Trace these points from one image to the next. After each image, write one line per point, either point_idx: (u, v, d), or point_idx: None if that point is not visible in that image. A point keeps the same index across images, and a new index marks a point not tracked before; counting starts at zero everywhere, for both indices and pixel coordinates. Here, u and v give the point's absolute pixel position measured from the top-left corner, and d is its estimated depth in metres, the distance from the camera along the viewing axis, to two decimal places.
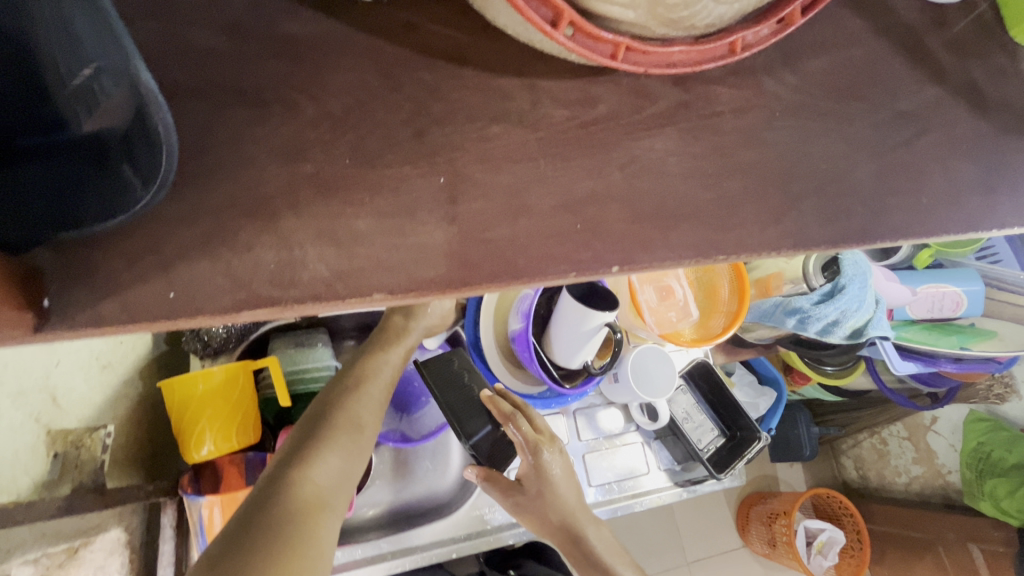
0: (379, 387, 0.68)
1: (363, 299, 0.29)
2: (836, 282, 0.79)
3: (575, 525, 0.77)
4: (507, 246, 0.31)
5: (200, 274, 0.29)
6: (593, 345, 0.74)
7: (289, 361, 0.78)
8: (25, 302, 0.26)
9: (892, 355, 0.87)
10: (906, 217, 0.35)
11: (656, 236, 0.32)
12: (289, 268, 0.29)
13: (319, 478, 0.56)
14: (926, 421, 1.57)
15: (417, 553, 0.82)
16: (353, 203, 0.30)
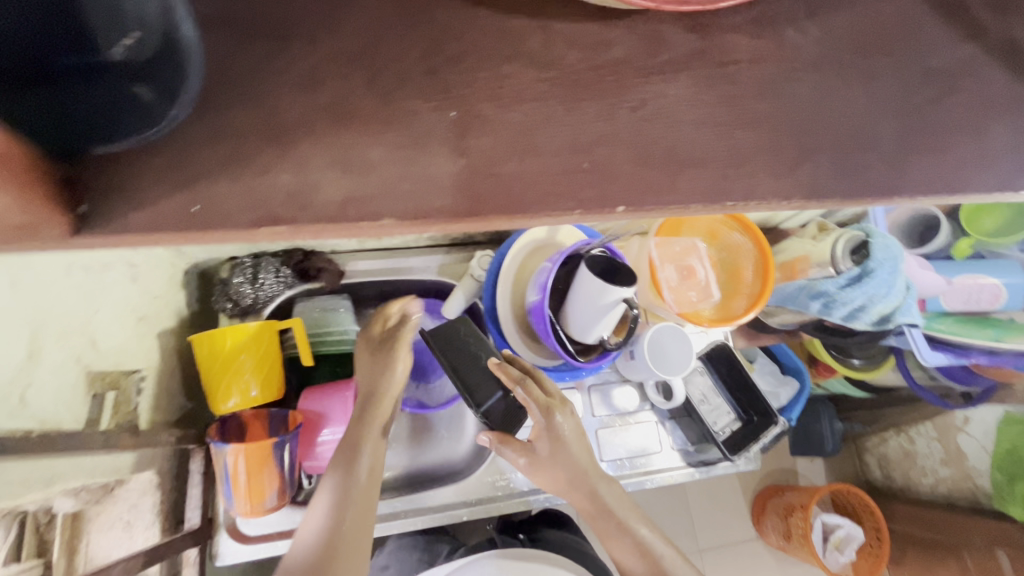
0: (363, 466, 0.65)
1: (372, 225, 0.30)
2: (864, 266, 0.77)
3: (599, 502, 0.74)
4: (515, 182, 0.31)
5: (220, 191, 0.30)
6: (612, 319, 0.76)
7: (313, 324, 0.83)
8: (63, 209, 0.28)
9: (922, 343, 0.84)
10: (926, 176, 0.34)
11: (666, 179, 0.32)
12: (301, 193, 0.30)
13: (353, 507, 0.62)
14: (957, 422, 1.51)
15: (427, 514, 0.85)
16: (364, 133, 0.31)
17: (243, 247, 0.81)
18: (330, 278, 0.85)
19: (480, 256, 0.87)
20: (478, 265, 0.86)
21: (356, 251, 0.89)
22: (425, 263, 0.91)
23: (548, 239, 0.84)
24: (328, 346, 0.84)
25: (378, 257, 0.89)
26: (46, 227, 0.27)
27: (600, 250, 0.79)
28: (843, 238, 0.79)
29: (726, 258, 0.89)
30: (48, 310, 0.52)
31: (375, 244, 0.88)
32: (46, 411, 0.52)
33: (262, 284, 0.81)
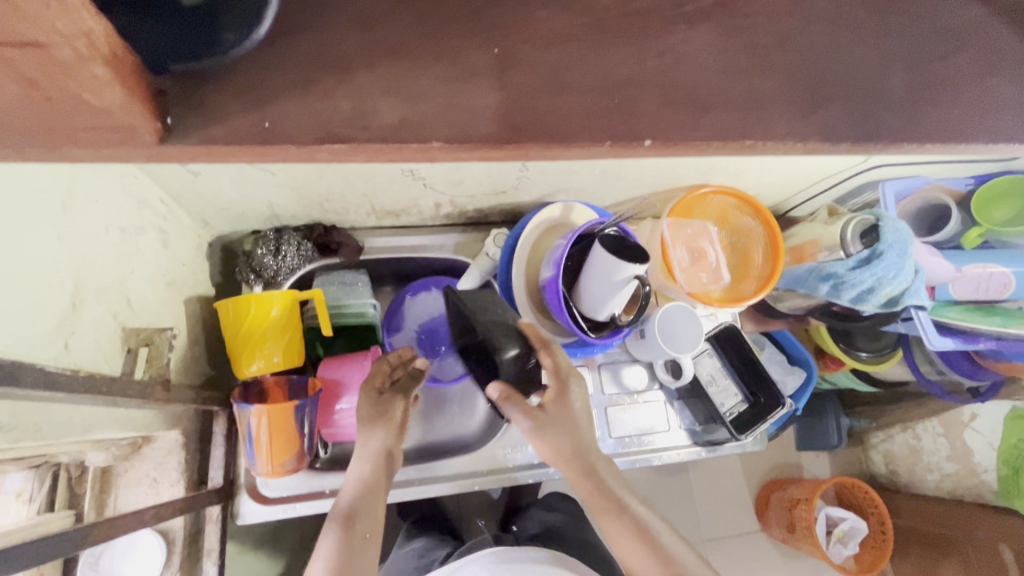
0: (365, 513, 0.65)
1: (423, 143, 0.42)
2: (873, 249, 0.78)
3: (611, 490, 0.75)
4: (550, 115, 0.43)
5: (289, 110, 0.41)
6: (624, 296, 0.78)
7: (331, 297, 0.86)
8: (156, 120, 0.39)
9: (930, 327, 0.85)
10: (857, 123, 0.46)
11: (689, 118, 0.44)
12: (362, 113, 0.41)
13: (364, 513, 0.66)
14: (964, 418, 1.52)
15: (440, 482, 0.87)
16: (420, 66, 0.42)
17: (268, 221, 0.84)
18: (350, 253, 0.88)
19: (496, 234, 0.88)
20: (493, 244, 0.87)
21: (375, 229, 0.91)
22: (441, 242, 0.93)
23: (561, 217, 0.85)
24: (347, 318, 0.86)
25: (397, 235, 0.92)
26: (143, 129, 0.38)
27: (613, 230, 0.80)
28: (851, 222, 0.80)
29: (737, 241, 0.92)
30: (87, 265, 0.55)
31: (395, 222, 0.91)
32: (84, 358, 0.55)
33: (284, 257, 0.84)
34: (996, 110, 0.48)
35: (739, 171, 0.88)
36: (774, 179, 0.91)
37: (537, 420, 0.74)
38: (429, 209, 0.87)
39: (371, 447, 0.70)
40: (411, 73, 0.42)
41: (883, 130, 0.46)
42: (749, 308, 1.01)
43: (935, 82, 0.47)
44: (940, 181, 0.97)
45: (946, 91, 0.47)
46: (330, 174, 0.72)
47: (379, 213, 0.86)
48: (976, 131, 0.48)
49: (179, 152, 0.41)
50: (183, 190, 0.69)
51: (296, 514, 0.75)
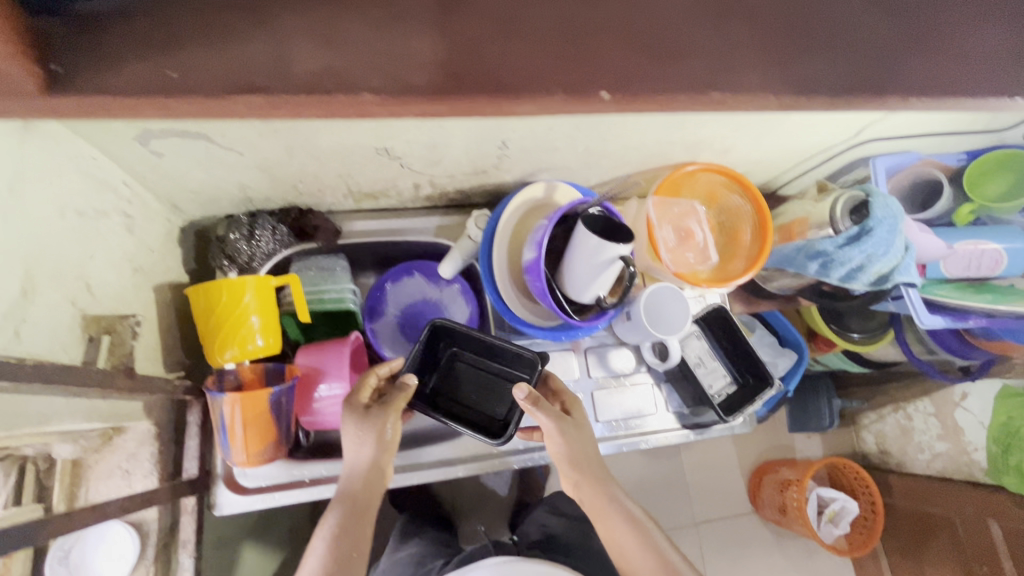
0: (354, 527, 0.67)
1: (353, 95, 0.43)
2: (863, 226, 0.76)
3: (615, 499, 0.76)
4: (496, 60, 0.44)
5: (199, 59, 0.43)
6: (608, 277, 0.77)
7: (309, 283, 0.83)
8: (40, 68, 0.40)
9: (920, 304, 0.84)
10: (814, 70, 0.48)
11: (655, 67, 0.46)
12: (280, 60, 0.43)
13: (353, 525, 0.67)
14: (956, 397, 1.53)
15: (425, 469, 0.85)
16: (348, 11, 0.44)
17: (241, 205, 0.81)
18: (328, 236, 0.85)
19: (476, 215, 0.83)
20: (473, 224, 0.83)
21: (355, 212, 0.89)
22: (422, 226, 0.91)
23: (545, 197, 0.82)
24: (326, 305, 0.84)
25: (377, 218, 0.90)
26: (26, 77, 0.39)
27: (597, 209, 0.78)
28: (841, 198, 0.78)
29: (724, 220, 0.90)
30: (40, 250, 0.53)
31: (374, 206, 0.88)
32: (41, 346, 0.53)
33: (259, 242, 0.81)
34: (948, 81, 0.49)
35: (728, 147, 0.85)
36: (764, 155, 0.89)
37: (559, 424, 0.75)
38: (408, 190, 0.84)
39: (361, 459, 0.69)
40: (356, 23, 0.44)
41: (839, 79, 0.48)
42: (739, 288, 0.99)
43: (888, 56, 0.48)
44: (933, 156, 0.94)
45: (903, 37, 0.49)
46: (301, 154, 0.70)
47: (357, 195, 0.84)
48: (930, 97, 0.49)
49: (112, 100, 0.42)
50: (149, 172, 0.67)
51: (275, 504, 0.74)
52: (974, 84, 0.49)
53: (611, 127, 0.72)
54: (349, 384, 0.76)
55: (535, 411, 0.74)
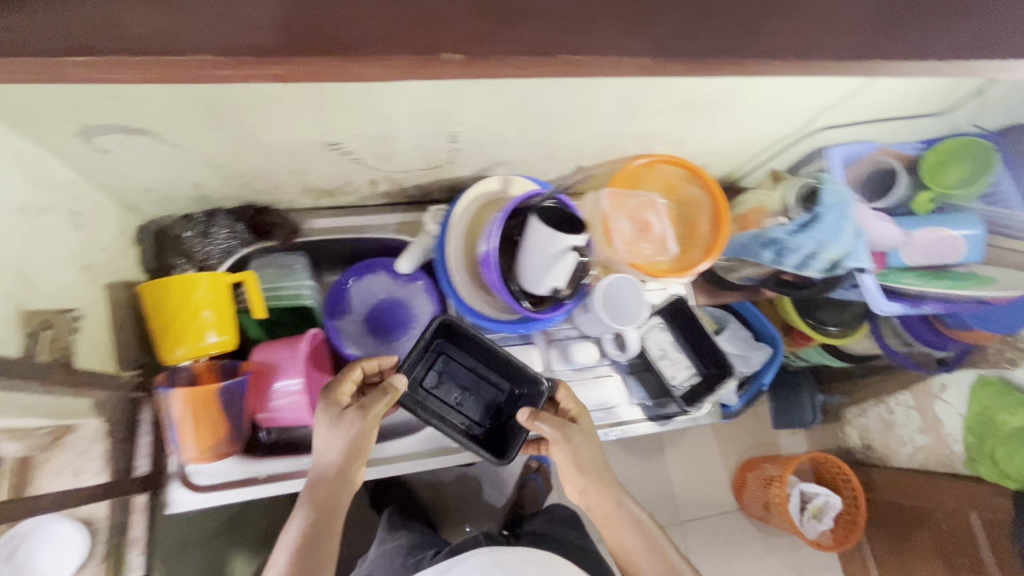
0: (318, 537, 0.66)
1: (202, 64, 0.42)
2: (813, 212, 0.77)
3: (624, 506, 0.77)
4: (366, 18, 0.43)
5: (22, 19, 0.41)
6: (564, 268, 0.77)
7: (268, 280, 0.84)
8: None
9: (875, 291, 0.85)
10: (733, 33, 0.48)
11: (572, 23, 0.46)
12: (109, 20, 0.41)
13: (314, 535, 0.67)
14: (935, 390, 1.50)
15: (383, 465, 0.85)
16: None
17: (195, 204, 0.81)
18: (284, 235, 0.86)
19: (434, 211, 0.84)
20: (431, 220, 0.84)
21: (314, 210, 0.89)
22: (382, 224, 0.91)
23: (501, 191, 0.82)
24: (282, 301, 0.84)
25: (337, 216, 0.90)
26: None
27: (551, 202, 0.79)
28: (792, 185, 0.80)
29: (683, 212, 0.91)
30: None
31: (332, 203, 0.88)
32: None
33: (215, 241, 0.82)
34: (865, 48, 0.49)
35: (683, 139, 0.86)
36: (720, 147, 0.89)
37: (569, 438, 0.77)
38: (365, 186, 0.85)
39: (326, 469, 0.69)
40: None
41: (755, 41, 0.48)
42: (702, 280, 1.00)
43: (802, 27, 0.49)
44: (890, 145, 0.95)
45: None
46: (250, 149, 0.70)
47: (314, 192, 0.84)
48: (839, 67, 0.49)
49: None
50: (96, 170, 0.67)
51: (229, 501, 0.74)
52: (885, 46, 0.49)
53: (560, 118, 0.73)
54: (303, 380, 0.76)
55: (538, 424, 0.76)
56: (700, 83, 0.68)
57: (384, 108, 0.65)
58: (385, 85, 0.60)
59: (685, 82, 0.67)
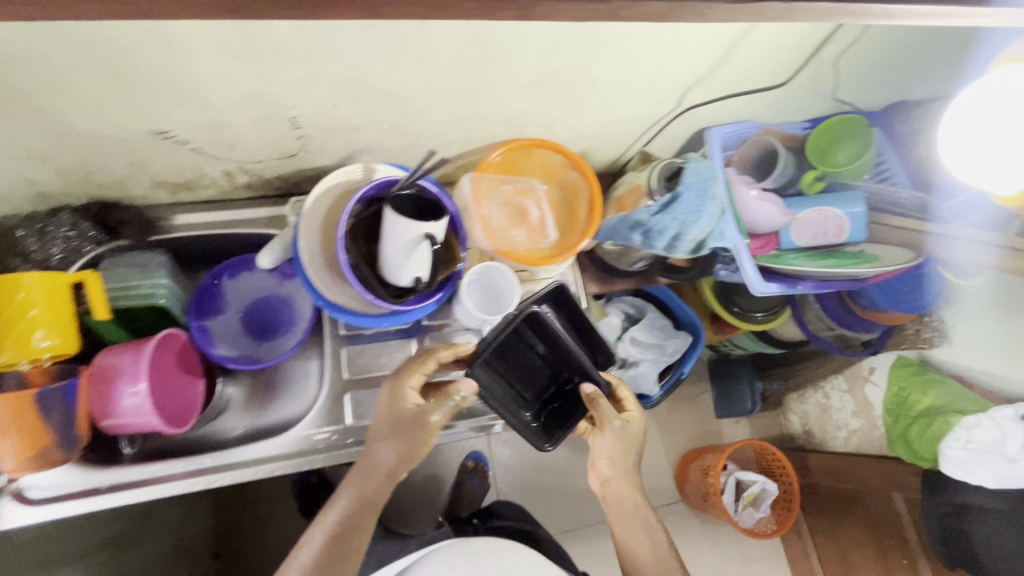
0: (355, 521, 0.74)
1: None
2: (672, 191, 0.75)
3: (642, 513, 0.85)
4: None
5: None
6: (422, 257, 0.74)
7: (115, 280, 0.78)
8: None
9: (752, 274, 0.84)
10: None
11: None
12: None
13: (353, 518, 0.75)
14: (865, 372, 1.52)
15: (236, 469, 0.78)
16: None
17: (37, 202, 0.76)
18: (137, 231, 0.82)
19: (296, 203, 0.83)
20: (292, 212, 0.82)
21: (176, 205, 0.85)
22: (253, 216, 0.87)
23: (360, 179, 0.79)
24: (132, 301, 0.79)
25: (201, 211, 0.86)
26: None
27: (409, 189, 0.76)
28: (657, 167, 0.78)
29: (562, 196, 0.88)
30: None
31: (195, 197, 0.85)
32: None
33: (55, 241, 0.76)
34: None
35: (553, 121, 0.83)
36: (595, 130, 0.87)
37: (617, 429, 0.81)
38: (221, 178, 0.81)
39: (375, 463, 0.75)
40: None
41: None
42: (592, 266, 0.97)
43: None
44: (774, 124, 0.94)
45: None
46: (71, 142, 0.66)
47: (167, 185, 0.80)
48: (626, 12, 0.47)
49: None
50: None
51: (67, 512, 0.71)
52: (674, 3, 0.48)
53: (406, 101, 0.70)
54: (146, 382, 0.73)
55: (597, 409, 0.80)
56: (542, 59, 0.66)
57: (202, 92, 0.61)
58: (190, 62, 0.56)
59: (524, 58, 0.65)
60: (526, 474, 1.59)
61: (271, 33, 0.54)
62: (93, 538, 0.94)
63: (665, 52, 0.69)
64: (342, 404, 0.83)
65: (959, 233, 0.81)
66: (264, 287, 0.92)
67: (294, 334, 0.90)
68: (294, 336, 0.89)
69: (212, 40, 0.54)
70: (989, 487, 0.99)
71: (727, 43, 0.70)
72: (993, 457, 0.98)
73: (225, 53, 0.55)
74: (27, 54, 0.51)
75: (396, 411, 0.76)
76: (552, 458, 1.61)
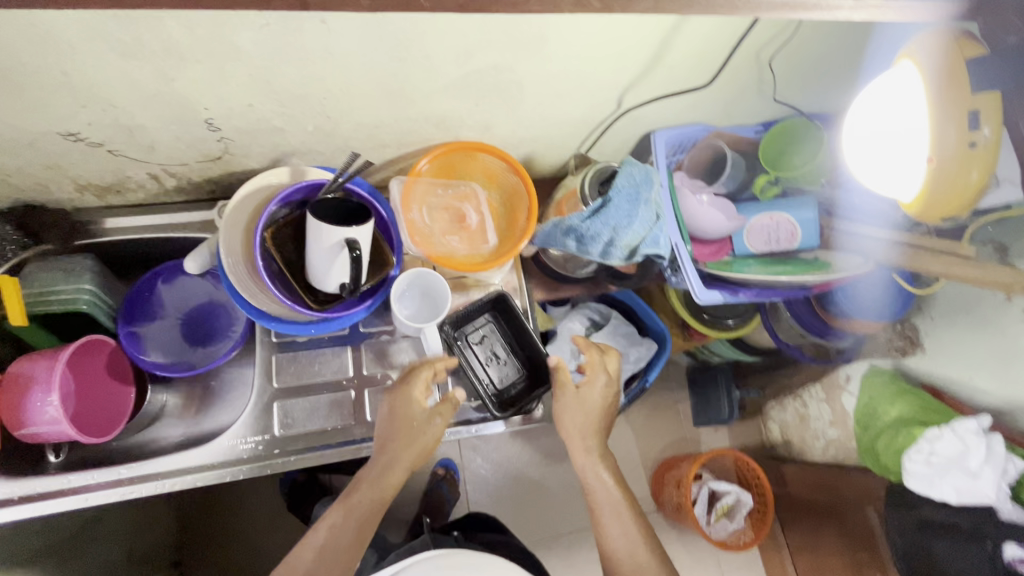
0: (359, 519, 0.75)
1: None
2: (603, 196, 0.72)
3: (614, 497, 0.83)
4: None
5: None
6: (344, 264, 0.71)
7: (37, 285, 0.76)
8: None
9: (696, 280, 0.81)
10: None
11: None
12: None
13: (358, 515, 0.76)
14: (841, 381, 1.48)
15: (154, 481, 0.76)
16: None
17: None
18: (62, 237, 0.80)
19: (223, 206, 0.82)
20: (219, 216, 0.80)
21: (106, 207, 0.84)
22: (186, 220, 0.86)
23: (289, 183, 0.78)
24: (53, 307, 0.77)
25: (132, 215, 0.85)
26: None
27: (333, 193, 0.74)
28: (590, 171, 0.76)
29: (502, 201, 0.84)
30: None
31: (125, 199, 0.83)
32: None
33: None
34: None
35: (489, 124, 0.82)
36: (535, 133, 0.85)
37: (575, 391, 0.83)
38: (149, 181, 0.80)
39: (382, 462, 0.76)
40: None
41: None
42: (538, 272, 0.95)
43: None
44: (722, 127, 0.92)
45: None
46: None
47: (92, 188, 0.79)
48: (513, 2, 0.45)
49: None
50: None
51: None
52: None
53: (325, 103, 0.69)
54: (57, 392, 0.71)
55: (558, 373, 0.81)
56: (461, 59, 0.64)
57: (104, 92, 0.60)
58: (79, 60, 0.54)
59: (440, 58, 0.63)
60: (497, 482, 1.56)
61: (161, 32, 0.52)
62: (38, 543, 0.91)
63: (592, 53, 0.68)
64: (270, 413, 0.81)
65: (867, 231, 0.85)
66: (201, 293, 0.91)
67: (229, 340, 0.88)
68: (228, 342, 0.88)
69: (100, 38, 0.52)
70: (952, 502, 0.95)
71: (657, 42, 0.68)
72: (956, 472, 0.94)
73: (116, 52, 0.54)
74: None
75: (404, 420, 0.77)
76: (523, 465, 1.58)
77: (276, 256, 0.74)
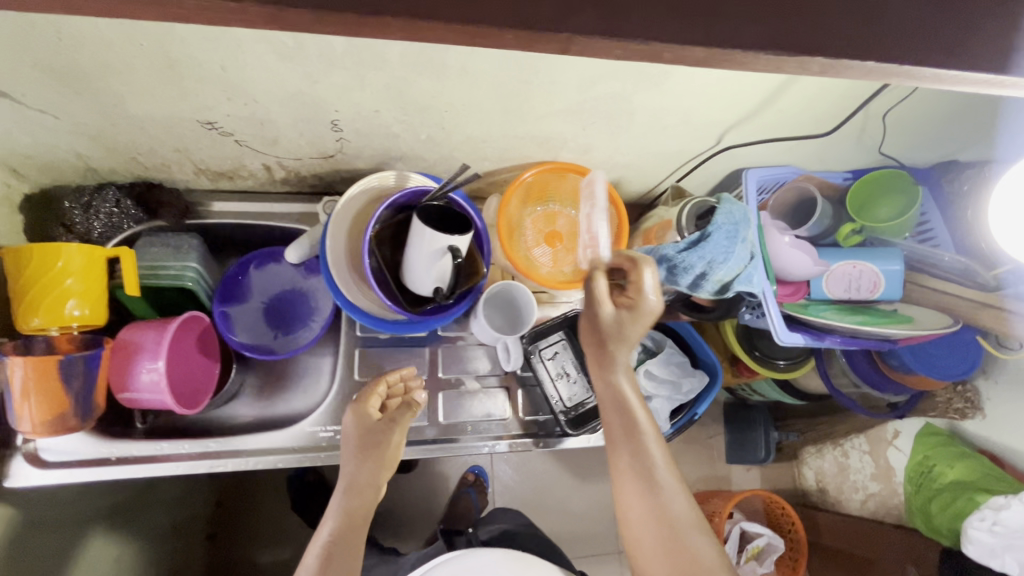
0: (339, 554, 0.69)
1: None
2: (702, 230, 0.74)
3: (644, 466, 0.68)
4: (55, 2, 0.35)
5: None
6: (444, 268, 0.74)
7: (149, 258, 0.80)
8: None
9: (779, 321, 0.82)
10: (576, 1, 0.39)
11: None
12: None
13: (329, 545, 0.70)
14: (888, 435, 1.45)
15: (241, 457, 0.79)
16: None
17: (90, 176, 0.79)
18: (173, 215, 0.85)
19: (328, 201, 0.86)
20: (323, 211, 0.84)
21: (216, 191, 0.88)
22: (287, 210, 0.91)
23: (393, 186, 0.81)
24: (161, 281, 0.81)
25: (238, 200, 0.89)
26: None
27: (439, 200, 0.76)
28: (688, 204, 0.78)
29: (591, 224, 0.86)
30: None
31: (232, 185, 0.87)
32: None
33: (97, 214, 0.79)
34: None
35: (588, 147, 0.84)
36: (629, 160, 0.87)
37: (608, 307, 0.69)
38: (260, 171, 0.84)
39: (344, 486, 0.75)
40: None
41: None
42: None
43: None
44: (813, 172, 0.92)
45: None
46: (123, 123, 0.69)
47: (209, 173, 0.83)
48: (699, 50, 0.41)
49: None
50: None
51: (77, 479, 0.73)
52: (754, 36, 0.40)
53: (444, 114, 0.71)
54: (164, 360, 0.74)
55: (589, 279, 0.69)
56: (584, 86, 0.67)
57: (251, 89, 0.64)
58: (241, 59, 0.58)
59: (565, 84, 0.66)
60: (526, 497, 1.56)
61: (324, 41, 0.55)
62: None
63: (708, 91, 0.69)
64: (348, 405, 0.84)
65: (954, 289, 0.84)
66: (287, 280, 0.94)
67: (312, 329, 0.91)
68: (310, 330, 0.90)
69: (267, 42, 0.55)
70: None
71: (772, 88, 0.69)
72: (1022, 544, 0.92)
73: (275, 54, 0.57)
74: (95, 41, 0.54)
75: (361, 437, 0.76)
76: (554, 481, 1.58)
77: (376, 254, 0.77)
